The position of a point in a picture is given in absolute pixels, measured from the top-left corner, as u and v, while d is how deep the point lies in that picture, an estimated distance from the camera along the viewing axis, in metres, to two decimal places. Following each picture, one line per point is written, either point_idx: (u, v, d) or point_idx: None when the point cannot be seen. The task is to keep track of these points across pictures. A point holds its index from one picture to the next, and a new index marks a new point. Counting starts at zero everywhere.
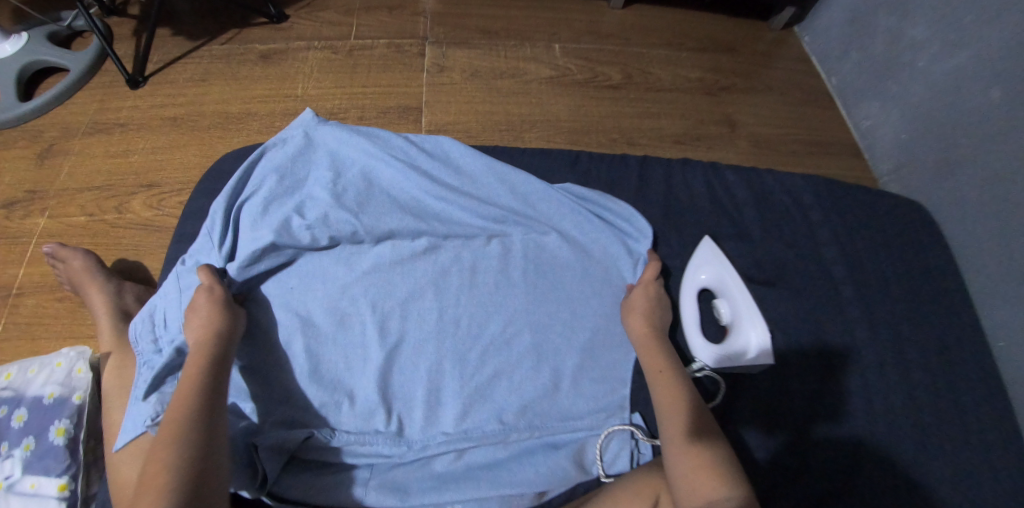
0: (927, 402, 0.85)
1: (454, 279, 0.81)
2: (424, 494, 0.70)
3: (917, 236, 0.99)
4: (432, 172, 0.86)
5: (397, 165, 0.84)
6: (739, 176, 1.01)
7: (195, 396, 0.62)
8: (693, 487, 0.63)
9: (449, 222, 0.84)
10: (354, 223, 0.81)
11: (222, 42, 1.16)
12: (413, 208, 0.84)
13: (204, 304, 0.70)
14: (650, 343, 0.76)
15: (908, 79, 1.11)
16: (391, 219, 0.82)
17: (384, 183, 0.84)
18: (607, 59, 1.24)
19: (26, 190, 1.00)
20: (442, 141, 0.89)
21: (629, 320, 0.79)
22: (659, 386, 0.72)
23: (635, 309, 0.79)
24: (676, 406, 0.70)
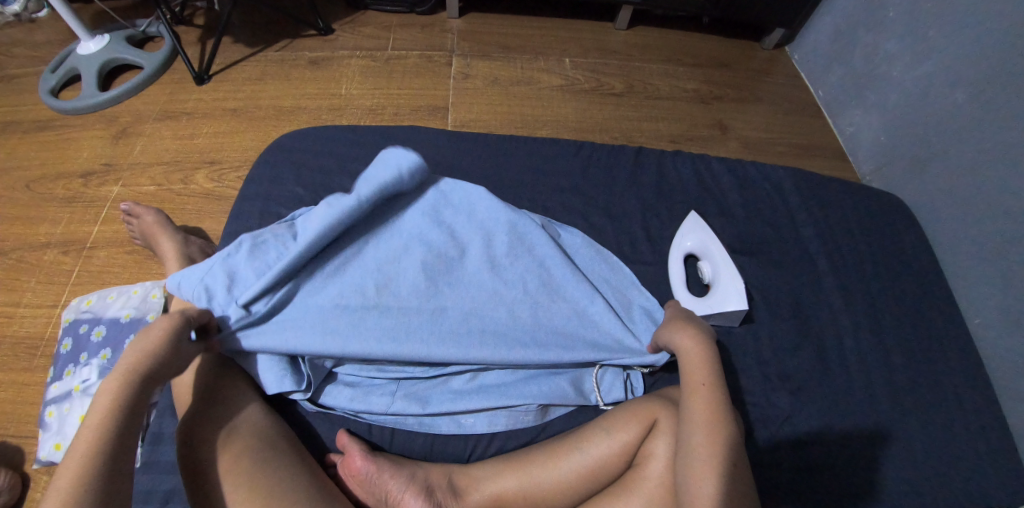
0: (897, 360, 0.96)
1: (475, 328, 0.81)
2: (441, 403, 0.79)
3: (889, 221, 1.11)
4: (460, 223, 0.87)
5: (427, 217, 0.85)
6: (729, 167, 1.15)
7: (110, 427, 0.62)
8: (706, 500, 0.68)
9: (470, 269, 0.84)
10: (381, 272, 0.81)
11: (276, 49, 1.34)
12: (438, 259, 0.83)
13: (159, 330, 0.67)
14: (701, 356, 0.77)
15: (884, 88, 1.26)
16: (413, 269, 0.82)
17: (413, 232, 0.84)
18: (612, 72, 1.40)
19: (102, 163, 1.15)
20: (471, 193, 0.89)
21: (680, 337, 0.79)
22: (697, 402, 0.73)
23: (691, 328, 0.79)
24: (711, 426, 0.72)
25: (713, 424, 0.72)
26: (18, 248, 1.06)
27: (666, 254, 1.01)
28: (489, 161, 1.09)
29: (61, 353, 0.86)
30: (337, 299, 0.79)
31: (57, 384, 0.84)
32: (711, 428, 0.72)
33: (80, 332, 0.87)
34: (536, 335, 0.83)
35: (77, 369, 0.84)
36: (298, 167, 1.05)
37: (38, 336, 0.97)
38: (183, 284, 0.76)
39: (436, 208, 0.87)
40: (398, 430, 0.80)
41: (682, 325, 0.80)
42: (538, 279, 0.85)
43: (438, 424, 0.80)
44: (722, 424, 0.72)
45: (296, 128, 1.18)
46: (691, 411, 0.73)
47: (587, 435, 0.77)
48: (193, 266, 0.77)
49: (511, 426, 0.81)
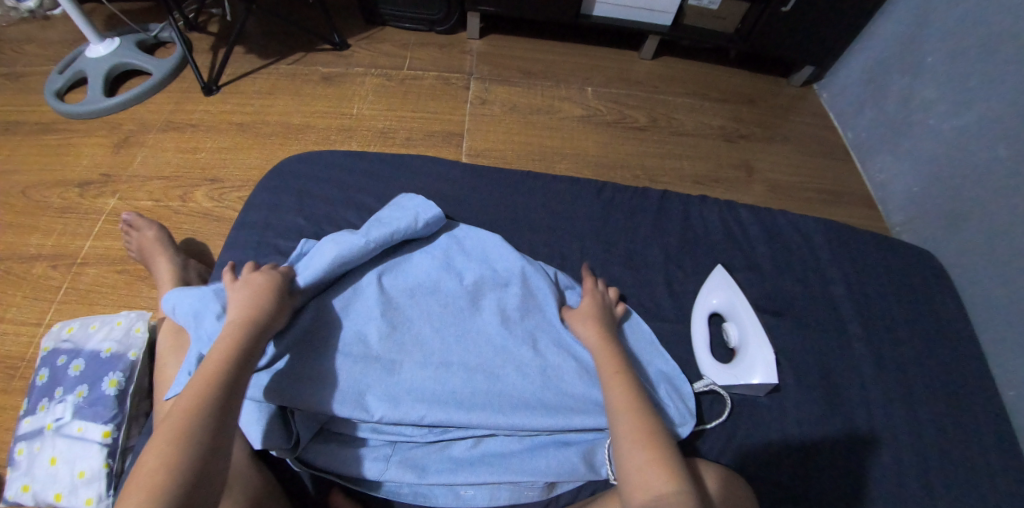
0: (929, 438, 0.89)
1: (480, 385, 0.75)
2: (439, 473, 0.73)
3: (924, 282, 1.04)
4: (477, 271, 0.83)
5: (441, 264, 0.83)
6: (754, 215, 1.09)
7: (205, 406, 0.57)
8: (643, 483, 0.63)
9: (482, 322, 0.80)
10: (386, 317, 0.77)
11: (289, 62, 1.29)
12: (447, 309, 0.80)
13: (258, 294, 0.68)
14: (604, 345, 0.76)
15: (919, 136, 1.19)
16: (419, 317, 0.78)
17: (424, 281, 0.81)
18: (635, 104, 1.34)
19: (101, 173, 1.10)
20: (484, 240, 0.86)
21: (582, 328, 0.79)
22: (612, 385, 0.71)
23: (591, 317, 0.79)
24: (630, 404, 0.69)
25: (633, 401, 0.69)
26: (6, 260, 1.01)
27: (689, 312, 0.96)
28: (503, 197, 1.05)
29: (37, 384, 0.82)
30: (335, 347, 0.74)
31: (29, 419, 0.79)
32: (633, 406, 0.68)
33: (58, 364, 0.83)
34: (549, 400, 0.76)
35: (51, 405, 0.79)
36: (304, 193, 1.00)
37: (19, 356, 0.92)
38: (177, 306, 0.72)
39: (453, 255, 0.85)
40: (391, 499, 0.74)
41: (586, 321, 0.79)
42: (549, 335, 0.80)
43: (435, 494, 0.74)
44: (642, 402, 0.69)
45: (304, 149, 1.13)
46: (609, 393, 0.71)
47: None
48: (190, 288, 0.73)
49: (513, 500, 0.74)
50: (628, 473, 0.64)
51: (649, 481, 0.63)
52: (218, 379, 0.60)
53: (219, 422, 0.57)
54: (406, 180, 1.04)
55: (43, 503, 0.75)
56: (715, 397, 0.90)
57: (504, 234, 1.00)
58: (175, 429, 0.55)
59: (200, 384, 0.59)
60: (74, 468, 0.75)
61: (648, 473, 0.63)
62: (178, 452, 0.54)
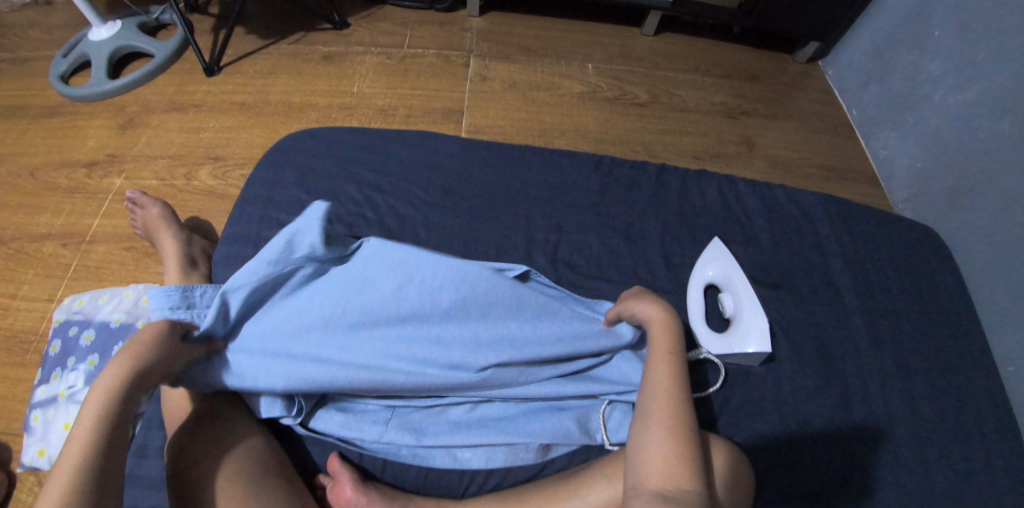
0: (924, 409, 0.90)
1: (460, 367, 0.77)
2: (438, 436, 0.79)
3: (923, 257, 1.04)
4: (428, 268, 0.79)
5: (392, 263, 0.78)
6: (753, 190, 1.09)
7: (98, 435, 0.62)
8: (663, 472, 0.67)
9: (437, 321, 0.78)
10: (328, 315, 0.76)
11: (289, 42, 1.30)
12: (394, 307, 0.77)
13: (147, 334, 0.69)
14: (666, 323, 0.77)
15: (923, 112, 1.18)
16: (384, 310, 0.77)
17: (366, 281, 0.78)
18: (636, 80, 1.34)
19: (107, 153, 1.12)
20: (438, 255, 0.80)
21: (644, 308, 0.79)
22: (658, 367, 0.74)
23: (655, 296, 0.80)
24: (671, 392, 0.72)
25: (676, 390, 0.72)
26: (17, 238, 1.03)
27: (686, 284, 0.98)
28: (502, 173, 1.05)
29: (49, 354, 0.85)
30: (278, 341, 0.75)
31: (43, 388, 0.82)
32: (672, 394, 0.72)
33: (70, 334, 0.85)
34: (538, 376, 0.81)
35: (64, 374, 0.82)
36: (308, 170, 1.02)
37: (32, 330, 0.95)
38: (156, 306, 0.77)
39: (398, 253, 0.79)
40: (390, 461, 0.80)
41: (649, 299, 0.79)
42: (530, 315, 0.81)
43: (433, 456, 0.80)
44: (683, 393, 0.72)
45: (305, 127, 1.14)
46: (653, 375, 0.73)
47: (587, 480, 0.76)
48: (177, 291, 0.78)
49: (510, 461, 0.80)
50: (648, 457, 0.68)
51: (670, 472, 0.66)
52: (111, 407, 0.64)
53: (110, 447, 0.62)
54: (406, 157, 1.05)
55: None
56: (712, 365, 0.92)
57: (504, 209, 1.01)
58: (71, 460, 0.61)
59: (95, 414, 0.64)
60: None
61: (670, 464, 0.67)
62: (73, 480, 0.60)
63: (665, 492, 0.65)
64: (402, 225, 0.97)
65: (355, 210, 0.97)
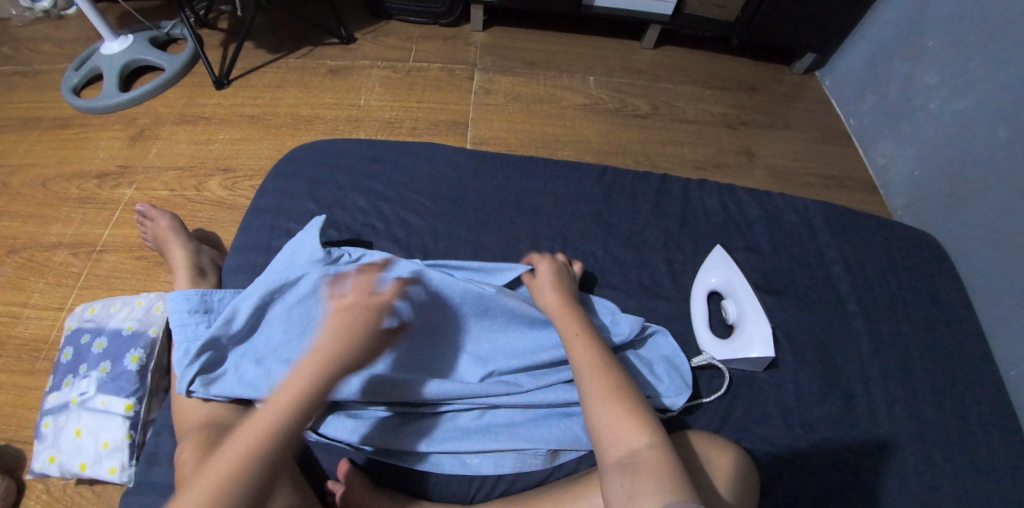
0: (928, 413, 0.91)
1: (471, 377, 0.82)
2: (447, 441, 0.80)
3: (924, 263, 1.06)
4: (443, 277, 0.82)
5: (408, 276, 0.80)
6: (754, 198, 1.11)
7: (280, 429, 0.58)
8: (613, 441, 0.66)
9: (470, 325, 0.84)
10: None
11: (297, 56, 1.32)
12: (426, 317, 0.81)
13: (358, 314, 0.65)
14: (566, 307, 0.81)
15: (919, 121, 1.20)
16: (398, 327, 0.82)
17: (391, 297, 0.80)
18: (637, 92, 1.36)
19: (118, 164, 1.14)
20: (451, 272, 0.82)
21: (543, 297, 0.84)
22: (577, 350, 0.75)
23: (554, 287, 0.83)
24: (595, 366, 0.72)
25: (599, 363, 0.73)
26: (29, 248, 1.04)
27: (689, 291, 1.00)
28: (508, 183, 1.07)
29: (61, 362, 0.86)
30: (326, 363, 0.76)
31: (55, 394, 0.83)
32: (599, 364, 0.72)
33: (82, 342, 0.86)
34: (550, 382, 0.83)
35: (76, 381, 0.83)
36: (316, 181, 1.04)
37: (43, 339, 0.96)
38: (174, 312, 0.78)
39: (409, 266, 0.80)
40: (399, 466, 0.81)
41: (546, 288, 0.84)
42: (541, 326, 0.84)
43: (441, 462, 0.81)
44: (606, 363, 0.73)
45: (313, 139, 1.16)
46: (575, 355, 0.74)
47: (595, 484, 0.76)
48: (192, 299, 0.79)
49: (517, 468, 0.81)
50: (605, 432, 0.67)
51: (619, 441, 0.66)
52: (307, 392, 0.60)
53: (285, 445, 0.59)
54: (413, 168, 1.07)
55: (68, 474, 0.80)
56: (713, 372, 0.93)
57: (509, 217, 1.03)
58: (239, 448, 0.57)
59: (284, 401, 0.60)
60: (98, 439, 0.80)
61: (616, 431, 0.66)
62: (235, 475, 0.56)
63: (621, 461, 0.64)
64: (410, 233, 0.98)
65: (364, 219, 0.99)
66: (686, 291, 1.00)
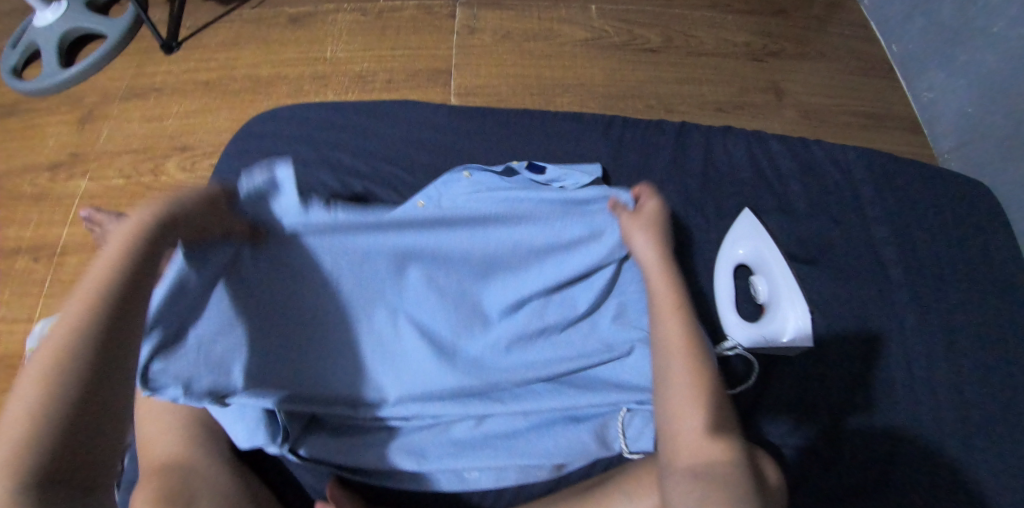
0: (977, 396, 0.81)
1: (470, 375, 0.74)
2: (441, 458, 0.73)
3: (977, 216, 0.92)
4: (435, 242, 0.73)
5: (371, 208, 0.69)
6: (783, 146, 0.97)
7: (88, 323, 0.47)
8: (692, 446, 0.63)
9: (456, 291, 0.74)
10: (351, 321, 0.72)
11: (252, 6, 1.16)
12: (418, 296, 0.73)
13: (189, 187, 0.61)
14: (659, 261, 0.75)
15: (977, 48, 1.00)
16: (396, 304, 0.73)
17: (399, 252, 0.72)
18: (647, 21, 1.17)
19: (69, 153, 1.03)
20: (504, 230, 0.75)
21: (634, 240, 0.75)
22: (666, 326, 0.70)
23: (650, 227, 0.76)
24: (685, 353, 0.68)
25: (691, 351, 0.68)
26: None
27: (713, 263, 0.88)
28: (495, 148, 0.93)
29: None
30: (332, 357, 0.72)
31: None
32: (687, 349, 0.68)
33: None
34: (552, 354, 0.76)
35: None
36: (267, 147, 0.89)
37: (14, 353, 0.91)
38: None
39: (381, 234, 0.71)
40: (393, 486, 0.75)
41: (643, 229, 0.75)
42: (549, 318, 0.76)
43: (439, 478, 0.74)
44: (699, 353, 0.68)
45: (276, 107, 1.03)
46: (659, 333, 0.70)
47: (607, 499, 0.70)
48: None
49: (522, 479, 0.75)
50: (678, 430, 0.64)
51: (705, 468, 0.61)
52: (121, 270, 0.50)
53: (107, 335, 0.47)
54: (387, 137, 0.94)
55: None
56: (743, 360, 0.84)
57: None
58: (42, 366, 0.44)
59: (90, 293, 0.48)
60: None
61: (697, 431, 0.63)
62: (42, 414, 0.43)
63: (694, 468, 0.62)
64: None
65: (332, 195, 0.86)
66: (706, 265, 0.89)
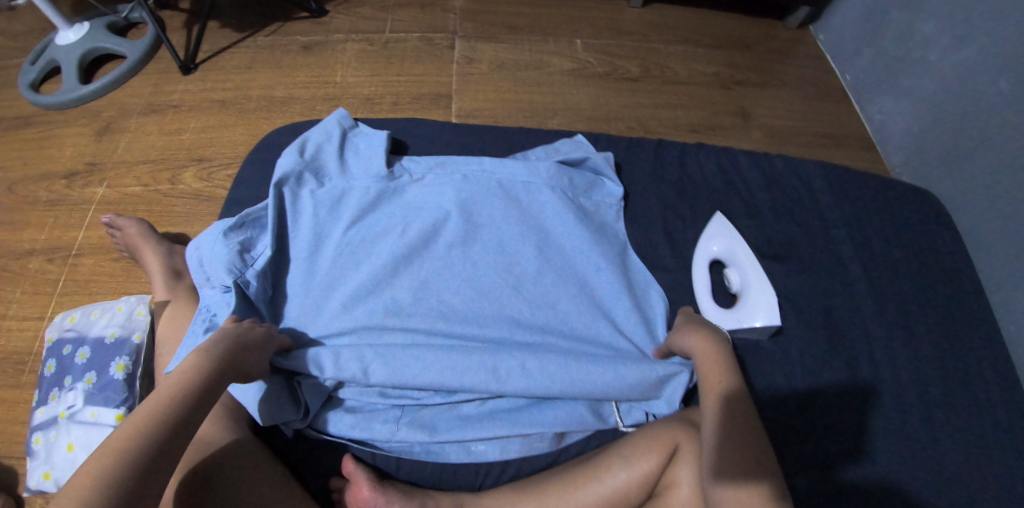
0: (934, 376, 0.90)
1: (468, 356, 0.78)
2: (450, 430, 0.78)
3: (922, 219, 1.04)
4: (447, 233, 0.86)
5: (431, 164, 0.91)
6: (751, 160, 1.08)
7: (148, 439, 0.58)
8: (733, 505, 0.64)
9: (451, 227, 0.86)
10: (371, 305, 0.80)
11: (266, 34, 1.25)
12: (427, 288, 0.83)
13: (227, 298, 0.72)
14: (711, 355, 0.76)
15: (919, 73, 1.16)
16: (409, 286, 0.82)
17: (417, 238, 0.85)
18: (626, 54, 1.31)
19: (86, 162, 1.08)
20: (509, 224, 0.88)
21: (690, 339, 0.78)
22: (710, 406, 0.72)
23: (694, 329, 0.79)
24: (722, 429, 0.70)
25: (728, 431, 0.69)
26: (2, 256, 1.00)
27: (690, 259, 0.97)
28: (497, 151, 1.01)
29: (45, 375, 0.83)
30: (327, 290, 0.81)
31: (42, 410, 0.80)
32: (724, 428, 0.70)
33: (64, 353, 0.84)
34: (543, 326, 0.83)
35: (62, 394, 0.80)
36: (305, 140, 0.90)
37: (25, 350, 0.92)
38: (192, 266, 0.82)
39: (397, 196, 0.88)
40: (404, 459, 0.78)
41: (694, 330, 0.79)
42: (543, 312, 0.83)
43: (447, 451, 0.79)
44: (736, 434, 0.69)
45: (289, 123, 1.11)
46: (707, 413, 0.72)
47: (606, 464, 0.75)
48: (192, 264, 0.81)
49: (525, 452, 0.79)
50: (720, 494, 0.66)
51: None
52: (149, 422, 0.60)
53: (160, 451, 0.58)
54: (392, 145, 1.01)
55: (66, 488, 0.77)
56: None
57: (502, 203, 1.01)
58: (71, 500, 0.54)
59: (158, 402, 0.61)
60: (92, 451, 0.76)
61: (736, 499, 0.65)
62: None
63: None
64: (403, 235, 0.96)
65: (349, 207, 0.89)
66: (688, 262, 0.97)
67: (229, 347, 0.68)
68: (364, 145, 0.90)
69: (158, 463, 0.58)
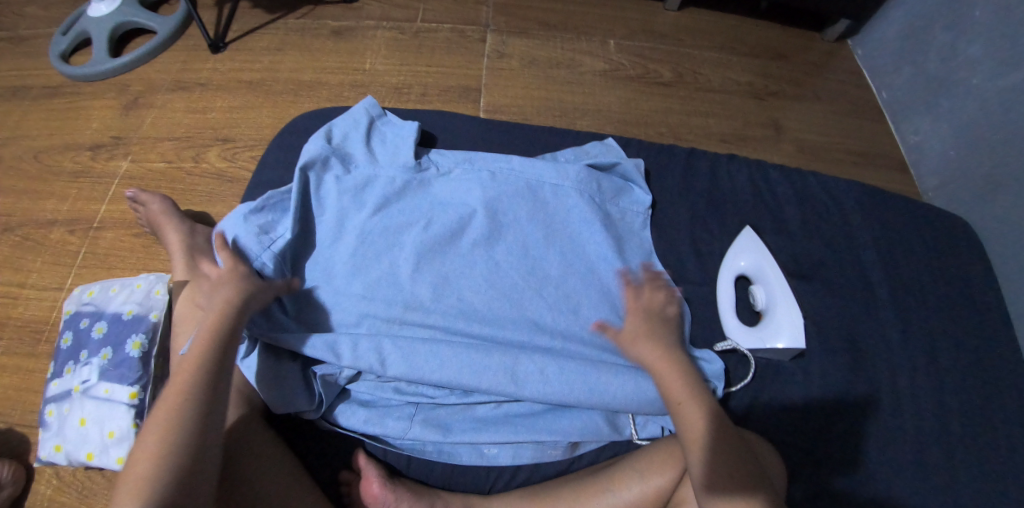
0: (957, 409, 0.88)
1: (485, 355, 0.77)
2: (464, 432, 0.77)
3: (953, 246, 1.01)
4: (471, 229, 0.85)
5: (459, 158, 0.90)
6: (782, 174, 1.06)
7: (172, 448, 0.61)
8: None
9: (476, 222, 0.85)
10: (390, 296, 0.80)
11: (297, 16, 1.24)
12: (447, 283, 0.82)
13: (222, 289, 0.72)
14: (664, 363, 0.76)
15: (959, 96, 1.13)
16: (430, 279, 0.81)
17: (442, 232, 0.84)
18: (660, 58, 1.28)
19: (112, 135, 1.08)
20: (534, 224, 0.87)
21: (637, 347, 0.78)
22: (683, 419, 0.72)
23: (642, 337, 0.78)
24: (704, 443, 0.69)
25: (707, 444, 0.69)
26: (25, 225, 1.00)
27: (716, 272, 0.95)
28: (524, 150, 1.00)
29: (62, 348, 0.83)
30: (346, 277, 0.80)
31: (57, 382, 0.80)
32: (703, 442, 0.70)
33: (81, 327, 0.84)
34: (564, 329, 0.81)
35: (78, 368, 0.80)
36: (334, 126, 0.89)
37: (43, 319, 0.92)
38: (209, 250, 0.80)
39: (423, 188, 0.86)
40: (415, 457, 0.78)
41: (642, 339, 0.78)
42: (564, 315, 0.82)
43: (459, 452, 0.78)
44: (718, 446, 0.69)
45: (316, 108, 1.10)
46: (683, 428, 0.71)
47: (619, 476, 0.74)
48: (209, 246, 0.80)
49: (537, 458, 0.78)
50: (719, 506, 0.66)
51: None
52: (174, 423, 0.63)
53: (196, 444, 0.62)
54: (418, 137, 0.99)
55: (76, 462, 0.77)
56: (740, 359, 0.91)
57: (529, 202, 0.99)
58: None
59: (167, 410, 0.63)
60: (104, 428, 0.76)
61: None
62: None
63: None
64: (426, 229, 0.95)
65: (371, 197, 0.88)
66: (712, 275, 0.95)
67: (215, 335, 0.68)
68: (391, 134, 0.89)
69: (199, 455, 0.62)
